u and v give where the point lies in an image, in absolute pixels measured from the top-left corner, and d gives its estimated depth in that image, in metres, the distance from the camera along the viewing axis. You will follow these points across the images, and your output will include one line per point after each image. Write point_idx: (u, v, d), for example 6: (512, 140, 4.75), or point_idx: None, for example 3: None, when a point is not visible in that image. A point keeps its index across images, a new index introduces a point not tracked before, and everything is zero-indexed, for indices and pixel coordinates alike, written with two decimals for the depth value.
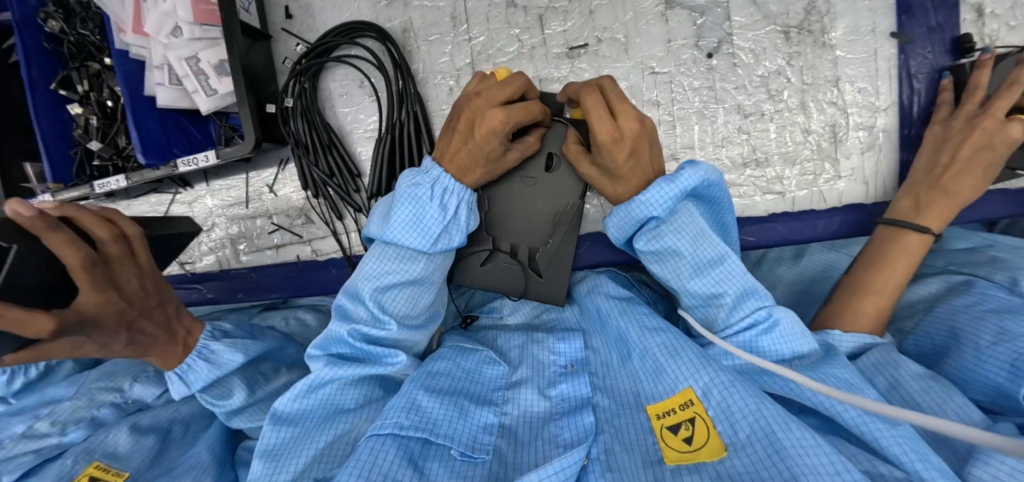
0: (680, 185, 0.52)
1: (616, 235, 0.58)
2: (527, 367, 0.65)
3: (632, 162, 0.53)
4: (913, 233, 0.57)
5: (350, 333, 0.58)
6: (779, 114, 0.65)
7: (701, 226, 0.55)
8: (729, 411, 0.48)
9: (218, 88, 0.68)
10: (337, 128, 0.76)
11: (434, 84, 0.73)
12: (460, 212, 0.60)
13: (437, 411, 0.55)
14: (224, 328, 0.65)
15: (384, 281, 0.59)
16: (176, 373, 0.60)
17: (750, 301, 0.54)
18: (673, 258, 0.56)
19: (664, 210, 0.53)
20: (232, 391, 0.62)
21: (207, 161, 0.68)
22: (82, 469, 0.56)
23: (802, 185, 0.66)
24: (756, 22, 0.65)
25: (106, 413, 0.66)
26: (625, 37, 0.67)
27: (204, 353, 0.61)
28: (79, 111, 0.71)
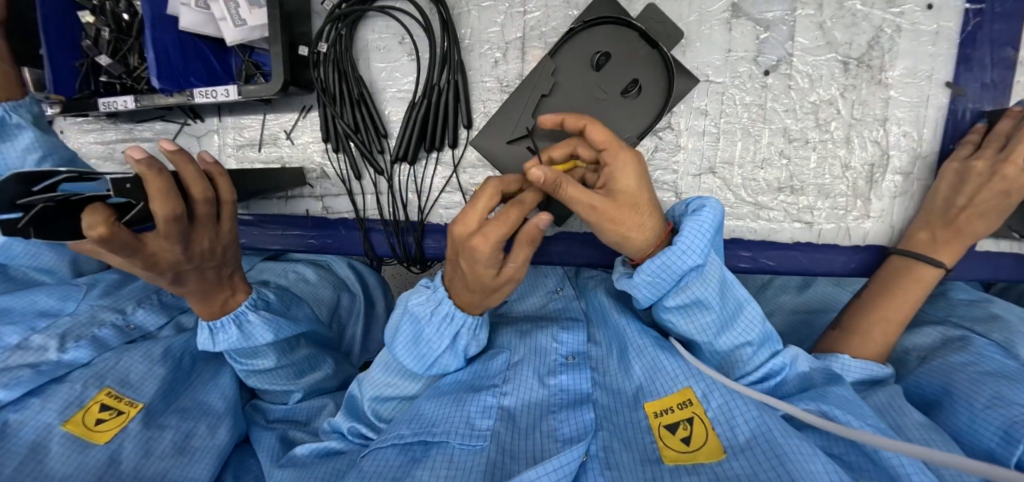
0: (707, 225, 0.48)
1: (641, 296, 0.52)
2: (526, 349, 0.64)
3: (638, 211, 0.48)
4: (925, 265, 0.58)
5: (349, 428, 0.59)
6: (822, 144, 0.65)
7: (724, 273, 0.51)
8: (729, 414, 0.48)
9: (247, 18, 0.63)
10: (369, 82, 0.71)
11: (479, 53, 0.69)
12: (463, 336, 0.58)
13: (439, 412, 0.56)
14: (265, 298, 0.63)
15: (387, 392, 0.61)
16: (208, 325, 0.59)
17: (767, 349, 0.53)
18: (699, 311, 0.51)
19: (698, 260, 0.48)
20: (259, 356, 0.63)
21: (227, 96, 0.64)
22: (93, 395, 0.56)
23: (830, 218, 0.67)
24: (818, 48, 0.63)
25: (106, 334, 0.63)
26: (685, 39, 0.65)
27: (240, 320, 0.59)
28: (91, 19, 0.65)
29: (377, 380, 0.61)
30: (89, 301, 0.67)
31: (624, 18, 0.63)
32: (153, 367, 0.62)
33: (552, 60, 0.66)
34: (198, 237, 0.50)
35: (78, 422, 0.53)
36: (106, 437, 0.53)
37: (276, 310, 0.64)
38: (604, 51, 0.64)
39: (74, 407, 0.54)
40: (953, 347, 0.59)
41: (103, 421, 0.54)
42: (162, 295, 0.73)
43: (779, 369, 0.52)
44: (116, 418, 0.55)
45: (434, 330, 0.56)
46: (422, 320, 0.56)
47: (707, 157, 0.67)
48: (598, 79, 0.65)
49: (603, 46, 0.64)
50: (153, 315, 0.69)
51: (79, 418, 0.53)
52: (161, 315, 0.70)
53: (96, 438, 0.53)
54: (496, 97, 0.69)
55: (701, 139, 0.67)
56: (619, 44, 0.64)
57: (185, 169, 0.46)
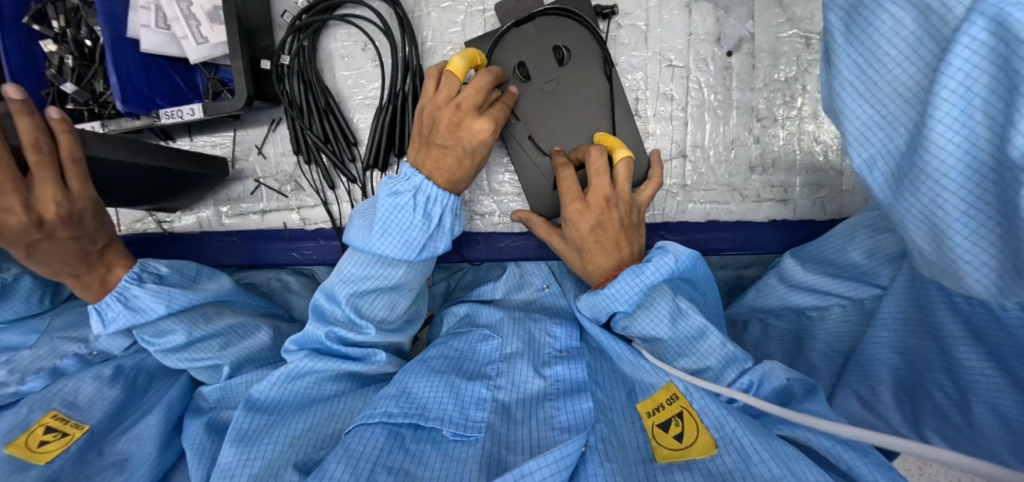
0: (645, 276, 0.50)
1: (588, 320, 0.57)
2: (522, 340, 0.62)
3: (597, 231, 0.55)
4: None
5: (327, 335, 0.54)
6: (790, 121, 0.65)
7: (678, 306, 0.51)
8: (722, 409, 0.47)
9: (208, 36, 0.64)
10: (335, 91, 0.71)
11: (442, 54, 0.69)
12: (445, 221, 0.56)
13: (428, 395, 0.53)
14: (157, 272, 0.59)
15: (363, 286, 0.56)
16: (96, 307, 0.57)
17: (734, 367, 0.50)
18: (657, 341, 0.53)
19: (627, 304, 0.52)
20: (168, 333, 0.57)
21: (193, 115, 0.64)
22: (39, 418, 0.52)
23: (804, 194, 0.66)
24: (780, 25, 0.63)
25: (69, 365, 0.59)
26: (645, 25, 0.65)
27: (123, 297, 0.56)
28: (55, 48, 0.65)
29: (353, 270, 0.56)
30: (55, 333, 0.63)
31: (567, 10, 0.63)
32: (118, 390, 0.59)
33: (493, 57, 0.65)
34: (39, 195, 0.51)
35: (21, 445, 0.49)
36: (46, 458, 0.49)
37: (177, 282, 0.60)
38: (563, 46, 0.64)
39: (18, 430, 0.51)
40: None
41: (46, 443, 0.50)
42: None
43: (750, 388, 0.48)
44: (60, 440, 0.51)
45: (417, 212, 0.54)
46: (406, 204, 0.54)
47: (677, 142, 0.67)
48: (563, 73, 0.65)
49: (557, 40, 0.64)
50: None
51: (21, 440, 0.50)
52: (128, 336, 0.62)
53: (35, 459, 0.49)
54: None
55: (670, 124, 0.67)
56: (572, 36, 0.64)
57: (18, 118, 0.49)
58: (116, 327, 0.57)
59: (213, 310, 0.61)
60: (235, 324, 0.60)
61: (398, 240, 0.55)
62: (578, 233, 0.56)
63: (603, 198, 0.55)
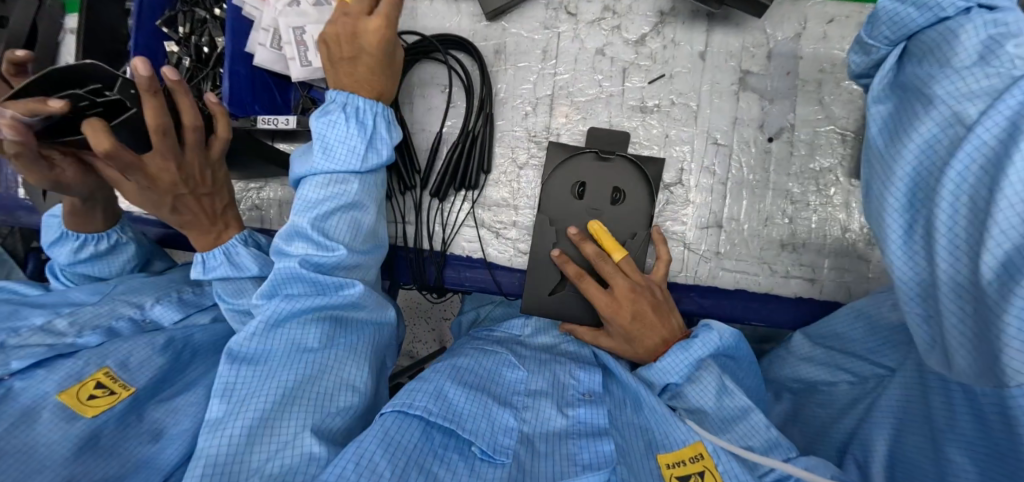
0: (696, 350, 0.58)
1: (634, 392, 0.64)
2: (546, 380, 0.63)
3: (637, 318, 0.63)
4: None
5: None
6: (822, 207, 0.70)
7: (723, 384, 0.58)
8: (739, 474, 0.50)
9: (313, 61, 0.72)
10: (410, 124, 0.79)
11: (511, 105, 0.77)
12: (380, 129, 0.60)
13: (464, 408, 0.54)
14: (258, 241, 0.69)
15: (321, 209, 0.58)
16: (202, 256, 0.65)
17: (775, 451, 0.53)
18: (702, 413, 0.58)
19: (681, 376, 0.59)
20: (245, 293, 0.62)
21: (287, 124, 0.71)
22: (92, 373, 0.56)
23: (831, 276, 0.70)
24: (818, 120, 0.70)
25: (122, 326, 0.63)
26: (696, 105, 0.73)
27: (230, 252, 0.64)
28: (176, 51, 0.75)
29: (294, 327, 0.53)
30: (115, 294, 0.66)
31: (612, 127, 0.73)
32: (157, 354, 0.60)
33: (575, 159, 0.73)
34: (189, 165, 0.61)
35: (72, 395, 0.53)
36: (94, 411, 0.52)
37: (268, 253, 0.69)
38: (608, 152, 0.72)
39: (72, 380, 0.54)
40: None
41: (95, 397, 0.53)
42: (184, 292, 0.69)
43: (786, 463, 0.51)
44: (107, 397, 0.54)
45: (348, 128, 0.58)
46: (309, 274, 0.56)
47: (714, 212, 0.73)
48: (586, 205, 0.72)
49: (580, 177, 0.73)
50: (171, 310, 0.66)
51: (73, 390, 0.53)
52: (181, 311, 0.66)
53: (84, 411, 0.52)
54: (523, 146, 0.77)
55: (710, 194, 0.73)
56: (593, 175, 0.72)
57: (181, 97, 0.56)
58: (216, 275, 0.63)
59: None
60: None
61: (341, 151, 0.58)
62: (621, 326, 0.63)
63: (629, 289, 0.63)
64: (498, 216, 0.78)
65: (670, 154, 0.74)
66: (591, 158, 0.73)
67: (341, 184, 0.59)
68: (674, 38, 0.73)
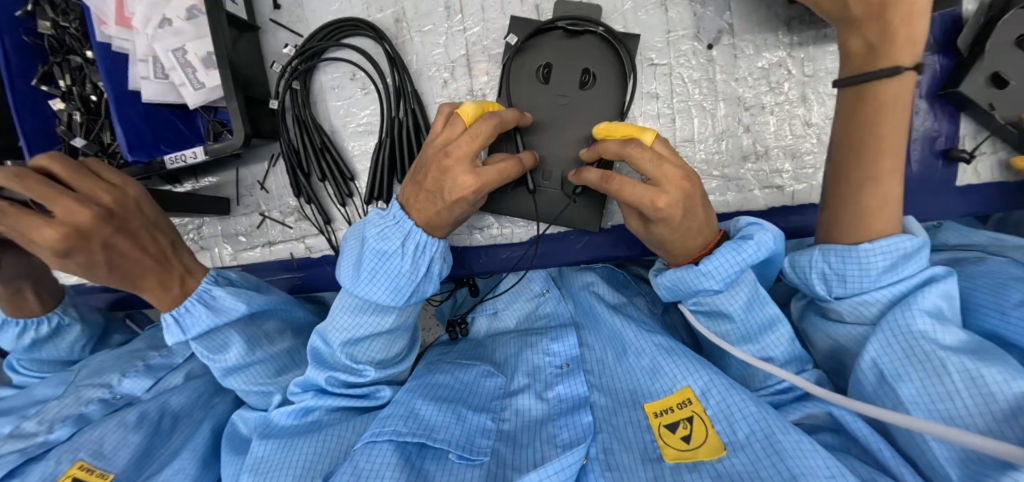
0: (748, 253, 0.51)
1: (665, 291, 0.57)
2: (523, 375, 0.63)
3: (687, 217, 0.50)
4: (892, 80, 0.48)
5: (326, 381, 0.57)
6: (779, 107, 0.65)
7: (758, 292, 0.52)
8: (729, 411, 0.46)
9: (204, 81, 0.67)
10: (329, 125, 0.74)
11: (428, 76, 0.71)
12: (434, 267, 0.57)
13: (436, 417, 0.53)
14: (228, 278, 0.63)
15: (357, 333, 0.58)
16: (173, 316, 0.59)
17: (784, 338, 0.53)
18: (723, 319, 0.54)
19: (723, 282, 0.51)
20: (228, 348, 0.60)
21: (195, 156, 0.67)
22: (66, 469, 0.55)
23: (801, 179, 0.66)
24: (756, 13, 0.64)
25: (93, 410, 0.64)
26: (623, 27, 0.66)
27: (205, 298, 0.59)
28: (63, 106, 0.69)
29: (346, 322, 0.57)
30: (78, 382, 0.67)
31: (549, 22, 0.64)
32: (130, 432, 0.60)
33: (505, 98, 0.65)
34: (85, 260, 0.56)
35: None
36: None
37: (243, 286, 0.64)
38: (547, 64, 0.65)
39: None
40: (968, 262, 0.56)
41: None
42: (149, 358, 0.71)
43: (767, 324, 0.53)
44: None
45: (406, 260, 0.55)
46: (393, 254, 0.54)
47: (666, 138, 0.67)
48: (548, 90, 0.65)
49: (545, 57, 0.65)
50: (140, 380, 0.68)
51: None
52: (149, 378, 0.69)
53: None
54: None
55: (657, 122, 0.67)
56: (556, 50, 0.65)
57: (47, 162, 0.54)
58: (197, 331, 0.59)
59: (275, 331, 0.66)
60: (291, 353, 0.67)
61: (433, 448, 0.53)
62: (666, 229, 0.51)
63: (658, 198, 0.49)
64: None
65: None
66: (560, 35, 0.65)
67: (378, 314, 0.57)
68: None
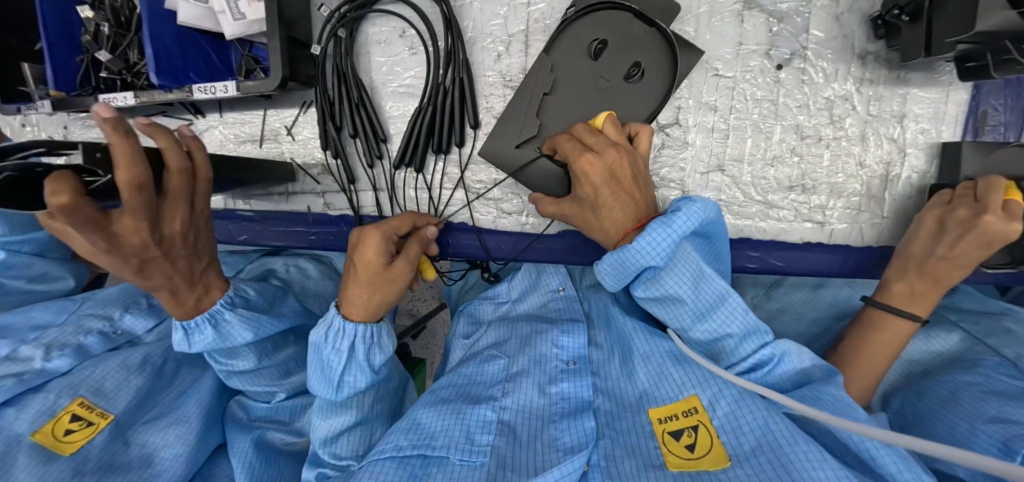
0: (678, 226, 0.48)
1: (609, 283, 0.54)
2: (526, 359, 0.62)
3: (613, 182, 0.53)
4: (902, 318, 0.56)
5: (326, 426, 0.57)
6: (836, 142, 0.63)
7: (701, 268, 0.50)
8: (737, 421, 0.46)
9: (246, 12, 0.62)
10: (368, 80, 0.70)
11: (482, 47, 0.67)
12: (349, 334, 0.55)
13: (436, 423, 0.53)
14: (246, 295, 0.61)
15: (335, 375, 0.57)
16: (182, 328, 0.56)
17: (753, 340, 0.50)
18: (675, 303, 0.52)
19: (662, 257, 0.49)
20: (237, 356, 0.60)
21: (226, 92, 0.63)
22: (65, 405, 0.56)
23: (843, 218, 0.65)
24: (833, 40, 0.61)
25: (92, 342, 0.63)
26: (694, 31, 0.63)
27: (216, 320, 0.56)
28: (91, 14, 0.64)
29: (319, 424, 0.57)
30: (80, 310, 0.67)
31: (624, 2, 0.60)
32: (133, 375, 0.61)
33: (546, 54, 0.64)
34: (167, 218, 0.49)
35: (48, 433, 0.52)
36: (72, 449, 0.52)
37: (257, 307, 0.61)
38: (601, 39, 0.62)
39: (45, 417, 0.54)
40: (961, 366, 0.60)
41: (72, 432, 0.54)
42: (154, 300, 0.73)
43: (768, 361, 0.49)
44: (85, 429, 0.54)
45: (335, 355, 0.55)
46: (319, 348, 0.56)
47: (716, 154, 0.65)
48: (596, 67, 0.63)
49: (602, 33, 0.62)
50: (142, 319, 0.69)
51: (47, 428, 0.53)
52: (151, 318, 0.70)
53: (62, 449, 0.52)
54: (498, 93, 0.68)
55: (710, 136, 0.65)
56: (618, 31, 0.62)
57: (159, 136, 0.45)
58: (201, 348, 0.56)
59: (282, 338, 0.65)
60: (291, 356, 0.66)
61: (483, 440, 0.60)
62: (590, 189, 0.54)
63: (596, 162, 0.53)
64: (478, 175, 0.70)
65: None
66: (631, 18, 0.61)
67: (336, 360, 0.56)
68: None
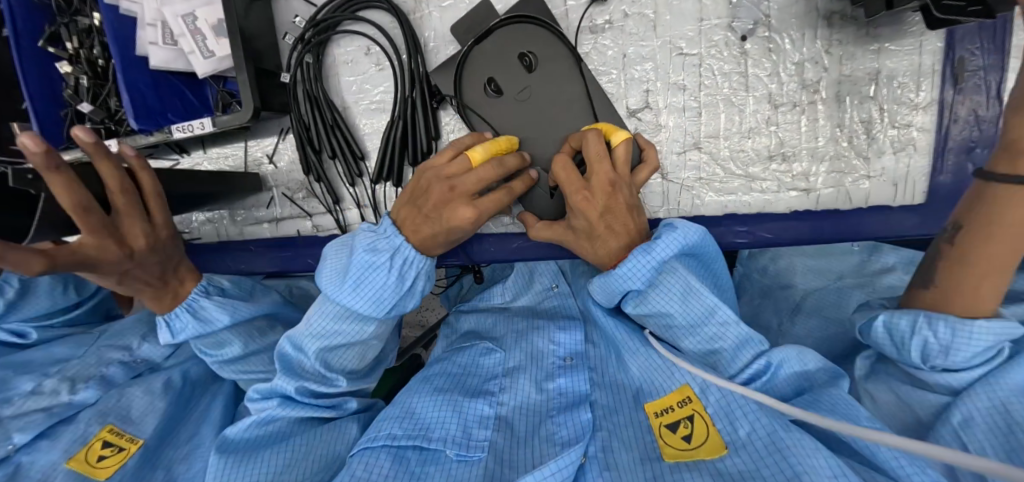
0: (657, 254, 0.48)
1: (600, 300, 0.55)
2: (523, 354, 0.62)
3: (609, 215, 0.52)
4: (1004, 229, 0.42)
5: (296, 390, 0.57)
6: (811, 106, 0.62)
7: (690, 285, 0.49)
8: (730, 409, 0.45)
9: (214, 50, 0.64)
10: (340, 101, 0.71)
11: (445, 55, 0.68)
12: (419, 282, 0.59)
13: (432, 415, 0.53)
14: (217, 287, 0.68)
15: (330, 342, 0.58)
16: (164, 319, 0.63)
17: (749, 349, 0.48)
18: (664, 320, 0.52)
19: (642, 282, 0.50)
20: (225, 345, 0.64)
21: (203, 128, 0.64)
22: (97, 431, 0.58)
23: (828, 183, 0.63)
24: (795, 4, 0.60)
25: (115, 372, 0.66)
26: (653, 13, 0.62)
27: (193, 307, 0.63)
28: (69, 69, 0.67)
29: (319, 325, 0.58)
30: (99, 343, 0.70)
31: (535, 17, 0.62)
32: (157, 399, 0.64)
33: (462, 79, 0.65)
34: (129, 231, 0.55)
35: (82, 460, 0.55)
36: (106, 473, 0.54)
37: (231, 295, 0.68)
38: (528, 53, 0.63)
39: (78, 444, 0.56)
40: None
41: (105, 458, 0.56)
42: None
43: (764, 372, 0.47)
44: (118, 453, 0.56)
45: (393, 274, 0.56)
46: (380, 264, 0.55)
47: (691, 132, 0.65)
48: (529, 80, 0.64)
49: (524, 46, 0.63)
50: (159, 347, 0.71)
51: (81, 455, 0.55)
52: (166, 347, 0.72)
53: (98, 474, 0.54)
54: None
55: (682, 116, 0.64)
56: (539, 44, 0.63)
57: (104, 166, 0.52)
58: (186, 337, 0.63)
59: (266, 327, 0.70)
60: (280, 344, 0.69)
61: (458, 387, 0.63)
62: (586, 221, 0.52)
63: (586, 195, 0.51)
64: None
65: (631, 76, 0.64)
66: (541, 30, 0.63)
67: (359, 323, 0.58)
68: None
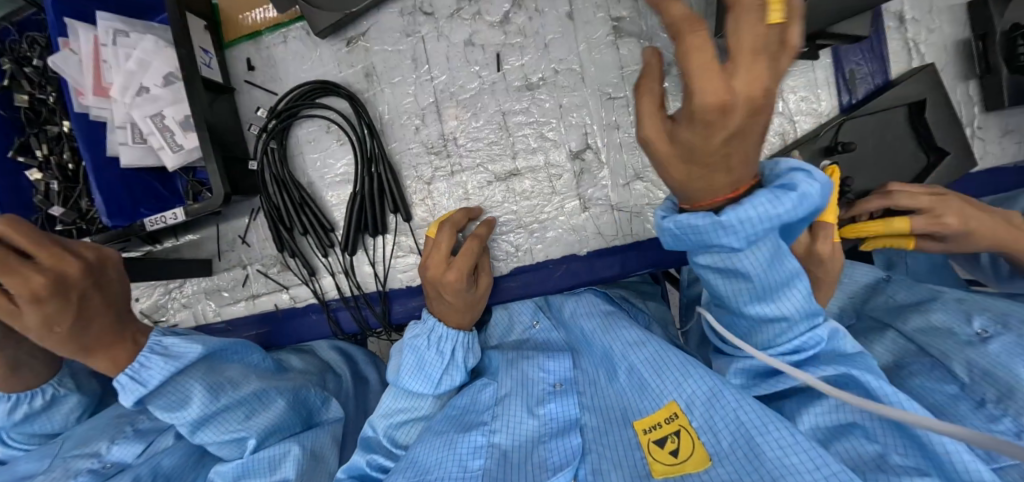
0: (792, 203, 0.34)
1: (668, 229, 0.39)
2: (514, 382, 0.62)
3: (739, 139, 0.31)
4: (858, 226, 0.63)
5: (369, 465, 0.58)
6: None
7: (781, 243, 0.39)
8: (712, 421, 0.47)
9: (183, 144, 0.69)
10: (306, 178, 0.76)
11: (400, 124, 0.74)
12: (457, 354, 0.64)
13: (432, 460, 0.54)
14: (174, 333, 0.62)
15: (398, 420, 0.62)
16: (125, 376, 0.56)
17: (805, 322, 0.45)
18: (738, 278, 0.41)
19: (742, 242, 0.36)
20: (189, 400, 0.58)
21: (176, 218, 0.68)
22: None
23: None
24: None
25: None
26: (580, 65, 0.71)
27: (158, 348, 0.57)
28: (40, 175, 0.70)
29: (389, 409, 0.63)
30: (65, 454, 0.67)
31: None
32: None
33: None
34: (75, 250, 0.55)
35: None
36: None
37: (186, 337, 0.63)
38: None
39: None
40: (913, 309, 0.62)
41: None
42: (138, 423, 0.72)
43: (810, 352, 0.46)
44: None
45: (434, 353, 0.62)
46: (422, 347, 0.62)
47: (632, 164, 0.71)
48: None
49: None
50: (130, 446, 0.68)
51: None
52: (140, 443, 0.69)
53: None
54: (425, 161, 0.74)
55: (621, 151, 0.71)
56: None
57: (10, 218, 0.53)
58: (157, 381, 0.55)
59: (240, 375, 0.63)
60: (257, 393, 0.63)
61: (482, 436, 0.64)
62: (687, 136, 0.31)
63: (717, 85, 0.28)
64: (424, 236, 0.75)
65: (570, 123, 0.71)
66: None
67: (418, 402, 0.63)
68: (537, 7, 0.71)
